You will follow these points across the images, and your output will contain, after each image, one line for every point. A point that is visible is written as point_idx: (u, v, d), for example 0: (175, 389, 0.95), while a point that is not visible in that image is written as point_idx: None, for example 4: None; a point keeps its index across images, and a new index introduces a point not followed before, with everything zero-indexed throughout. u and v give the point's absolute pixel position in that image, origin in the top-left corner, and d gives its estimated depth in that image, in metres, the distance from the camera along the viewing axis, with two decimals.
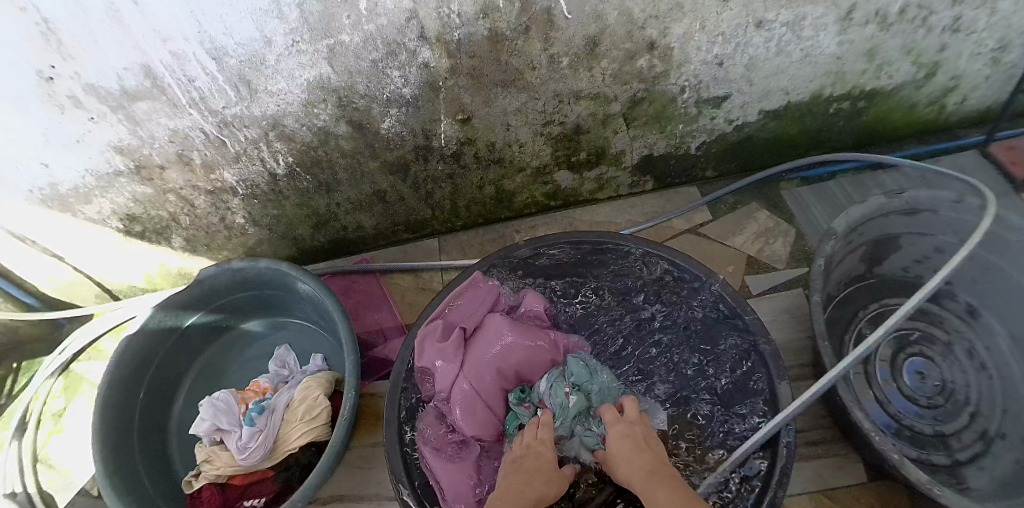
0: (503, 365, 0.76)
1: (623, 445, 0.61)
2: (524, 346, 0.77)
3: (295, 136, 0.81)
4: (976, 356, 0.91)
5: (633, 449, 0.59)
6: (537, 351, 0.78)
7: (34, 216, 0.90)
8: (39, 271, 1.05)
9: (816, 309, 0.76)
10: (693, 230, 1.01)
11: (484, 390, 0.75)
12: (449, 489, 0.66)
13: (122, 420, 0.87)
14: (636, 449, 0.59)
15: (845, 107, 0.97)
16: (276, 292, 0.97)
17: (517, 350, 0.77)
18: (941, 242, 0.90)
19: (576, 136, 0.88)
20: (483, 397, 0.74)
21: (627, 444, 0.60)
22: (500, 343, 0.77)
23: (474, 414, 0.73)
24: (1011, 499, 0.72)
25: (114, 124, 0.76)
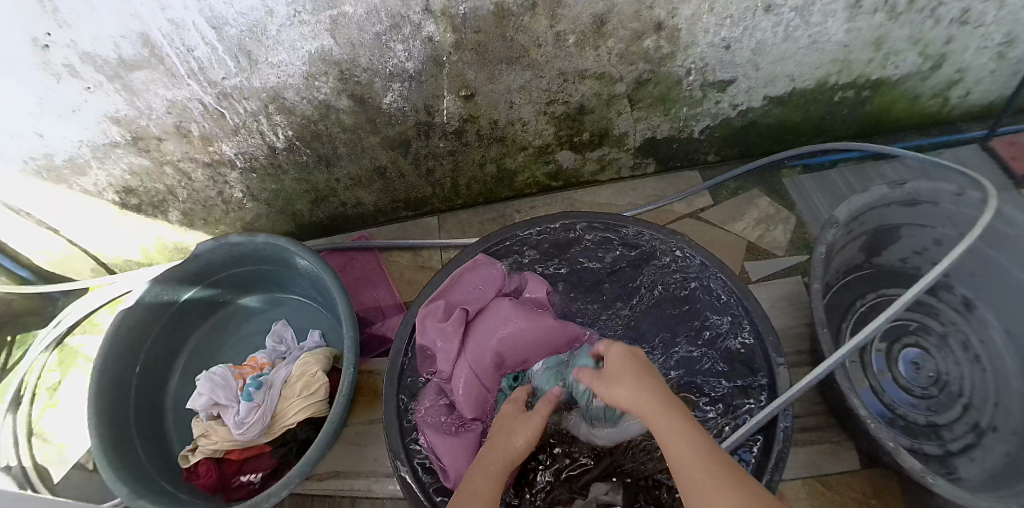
0: (508, 349, 0.75)
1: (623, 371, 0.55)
2: (528, 328, 0.75)
3: (295, 109, 0.79)
4: (971, 349, 0.91)
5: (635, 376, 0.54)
6: (544, 337, 0.76)
7: (27, 187, 0.89)
8: (33, 244, 1.03)
9: (816, 296, 0.76)
10: (694, 214, 1.01)
11: (486, 371, 0.74)
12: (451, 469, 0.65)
13: (117, 396, 0.87)
14: (640, 376, 0.53)
15: (850, 96, 0.97)
16: (274, 268, 0.96)
17: (524, 336, 0.75)
18: (940, 234, 0.90)
19: (579, 117, 0.87)
20: (485, 378, 0.74)
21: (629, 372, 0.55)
22: (506, 328, 0.75)
23: (477, 395, 0.72)
24: (1001, 489, 0.73)
25: (110, 93, 0.74)
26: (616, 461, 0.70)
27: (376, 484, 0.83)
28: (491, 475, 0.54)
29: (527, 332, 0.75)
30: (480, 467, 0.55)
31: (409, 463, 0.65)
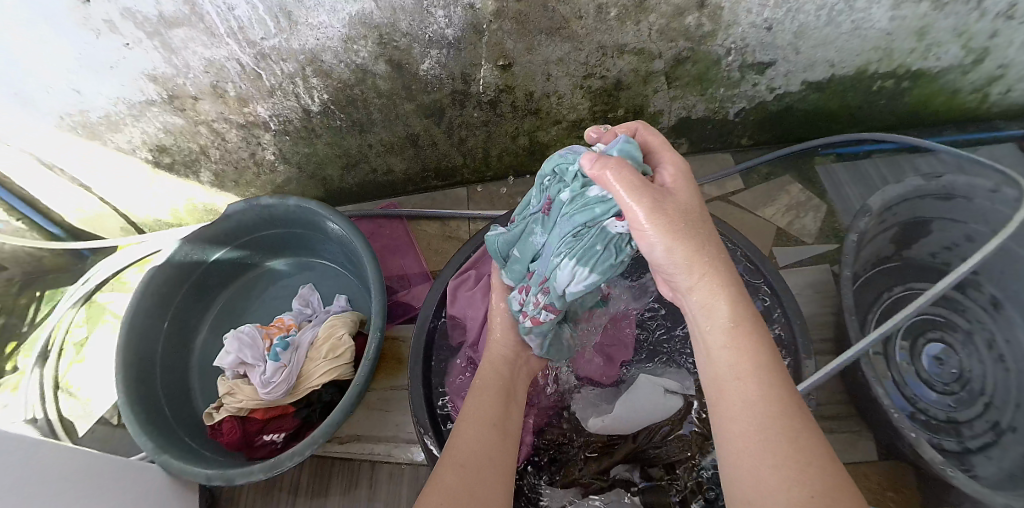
0: None
1: (683, 216, 0.45)
2: None
3: (332, 72, 0.80)
4: (995, 348, 0.87)
5: (697, 226, 0.45)
6: None
7: (64, 143, 0.90)
8: (67, 201, 1.05)
9: (845, 285, 0.76)
10: (724, 197, 1.01)
11: None
12: None
13: (146, 352, 0.89)
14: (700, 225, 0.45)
15: (889, 86, 0.94)
16: (305, 232, 0.97)
17: None
18: (972, 231, 0.87)
19: (616, 92, 0.86)
20: None
21: (692, 221, 0.45)
22: None
23: None
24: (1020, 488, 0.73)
25: (149, 50, 0.74)
26: (639, 447, 0.69)
27: (394, 450, 0.85)
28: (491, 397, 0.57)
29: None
30: (477, 390, 0.58)
31: (435, 431, 0.65)
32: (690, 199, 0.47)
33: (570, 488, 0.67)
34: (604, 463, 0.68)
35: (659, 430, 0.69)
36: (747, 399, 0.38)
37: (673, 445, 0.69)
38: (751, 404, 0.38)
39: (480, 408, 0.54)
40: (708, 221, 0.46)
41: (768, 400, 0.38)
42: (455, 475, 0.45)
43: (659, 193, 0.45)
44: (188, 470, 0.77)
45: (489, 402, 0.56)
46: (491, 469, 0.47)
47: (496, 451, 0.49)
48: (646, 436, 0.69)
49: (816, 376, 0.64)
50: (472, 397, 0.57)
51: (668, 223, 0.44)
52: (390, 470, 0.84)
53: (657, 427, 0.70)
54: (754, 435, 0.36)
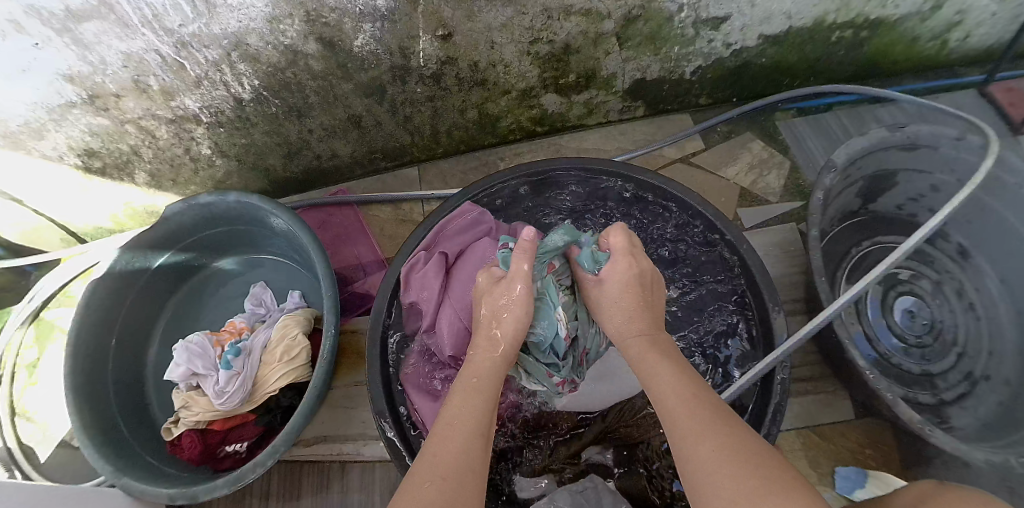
0: None
1: (608, 305, 0.60)
2: None
3: (260, 55, 0.74)
4: (965, 296, 0.88)
5: (620, 311, 0.58)
6: None
7: None
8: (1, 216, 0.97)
9: (813, 244, 0.73)
10: (684, 159, 0.98)
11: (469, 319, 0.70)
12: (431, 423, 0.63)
13: (93, 370, 0.83)
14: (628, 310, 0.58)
15: (848, 36, 0.92)
16: (252, 228, 0.92)
17: None
18: (938, 181, 0.86)
19: (565, 57, 0.82)
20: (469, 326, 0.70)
21: (623, 294, 0.59)
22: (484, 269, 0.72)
23: (460, 343, 0.68)
24: (996, 440, 0.72)
25: (61, 49, 0.67)
26: (610, 425, 0.68)
27: (365, 448, 0.82)
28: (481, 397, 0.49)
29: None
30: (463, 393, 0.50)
31: (394, 418, 0.64)
32: (620, 285, 0.59)
33: (542, 476, 0.66)
34: (575, 445, 0.67)
35: (625, 408, 0.68)
36: (666, 397, 0.44)
37: (644, 423, 0.67)
38: (672, 401, 0.43)
39: (464, 405, 0.48)
40: (637, 309, 0.58)
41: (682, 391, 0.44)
42: (437, 483, 0.39)
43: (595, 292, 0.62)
44: (150, 491, 0.72)
45: (466, 403, 0.48)
46: (471, 477, 0.41)
47: (477, 455, 0.43)
48: (615, 415, 0.68)
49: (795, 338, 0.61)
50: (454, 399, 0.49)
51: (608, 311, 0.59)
52: (362, 466, 0.80)
53: (626, 406, 0.68)
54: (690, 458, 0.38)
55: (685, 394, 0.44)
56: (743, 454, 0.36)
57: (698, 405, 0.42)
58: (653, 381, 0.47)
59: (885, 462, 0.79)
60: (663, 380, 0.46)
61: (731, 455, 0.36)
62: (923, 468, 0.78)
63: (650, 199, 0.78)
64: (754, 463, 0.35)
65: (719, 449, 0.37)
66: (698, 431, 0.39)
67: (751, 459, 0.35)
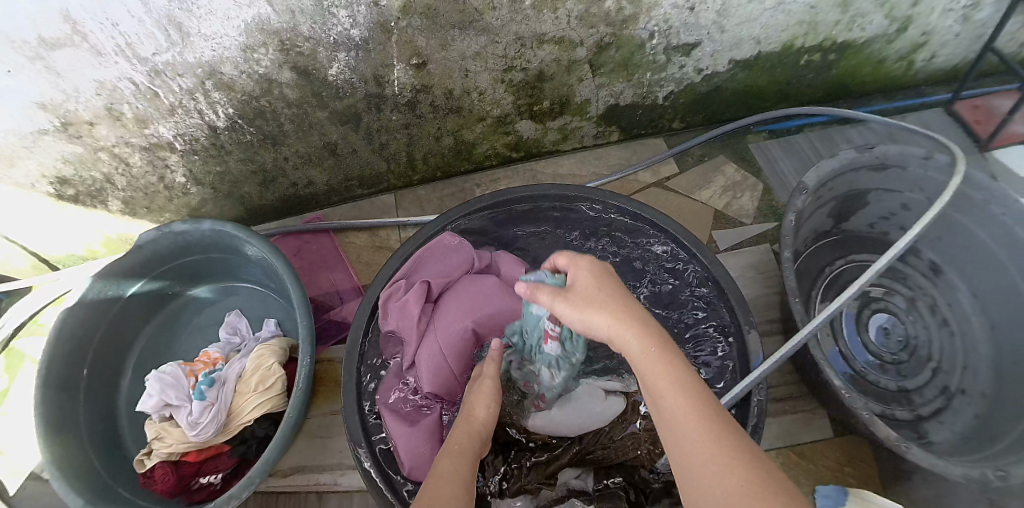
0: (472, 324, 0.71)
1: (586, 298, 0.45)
2: (492, 302, 0.73)
3: (235, 84, 0.73)
4: (939, 311, 0.90)
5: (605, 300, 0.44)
6: (514, 314, 0.73)
7: None
8: None
9: (787, 267, 0.75)
10: (659, 183, 0.99)
11: (448, 352, 0.70)
12: (408, 456, 0.62)
13: (65, 403, 0.81)
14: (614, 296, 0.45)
15: (816, 60, 0.94)
16: (228, 256, 0.91)
17: (483, 310, 0.72)
18: (907, 200, 0.88)
19: (539, 84, 0.83)
20: (448, 359, 0.70)
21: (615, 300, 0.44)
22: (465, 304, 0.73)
23: (439, 376, 0.69)
24: (975, 453, 0.74)
25: (33, 76, 0.66)
26: (586, 448, 0.69)
27: (343, 477, 0.80)
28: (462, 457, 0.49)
29: (491, 299, 0.74)
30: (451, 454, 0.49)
31: (369, 445, 0.63)
32: (593, 275, 0.47)
33: (518, 497, 0.66)
34: (552, 467, 0.67)
35: (602, 433, 0.69)
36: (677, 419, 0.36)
37: (620, 447, 0.68)
38: (681, 421, 0.36)
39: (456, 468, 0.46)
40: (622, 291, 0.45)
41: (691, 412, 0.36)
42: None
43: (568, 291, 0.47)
44: None
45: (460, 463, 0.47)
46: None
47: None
48: (592, 439, 0.69)
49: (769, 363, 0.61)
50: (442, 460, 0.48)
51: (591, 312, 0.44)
52: (339, 499, 0.79)
53: (602, 431, 0.69)
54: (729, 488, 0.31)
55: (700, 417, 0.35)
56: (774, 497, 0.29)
57: (717, 433, 0.34)
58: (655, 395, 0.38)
59: (865, 479, 0.80)
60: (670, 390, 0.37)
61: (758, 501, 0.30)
62: (904, 483, 0.78)
63: (633, 229, 0.79)
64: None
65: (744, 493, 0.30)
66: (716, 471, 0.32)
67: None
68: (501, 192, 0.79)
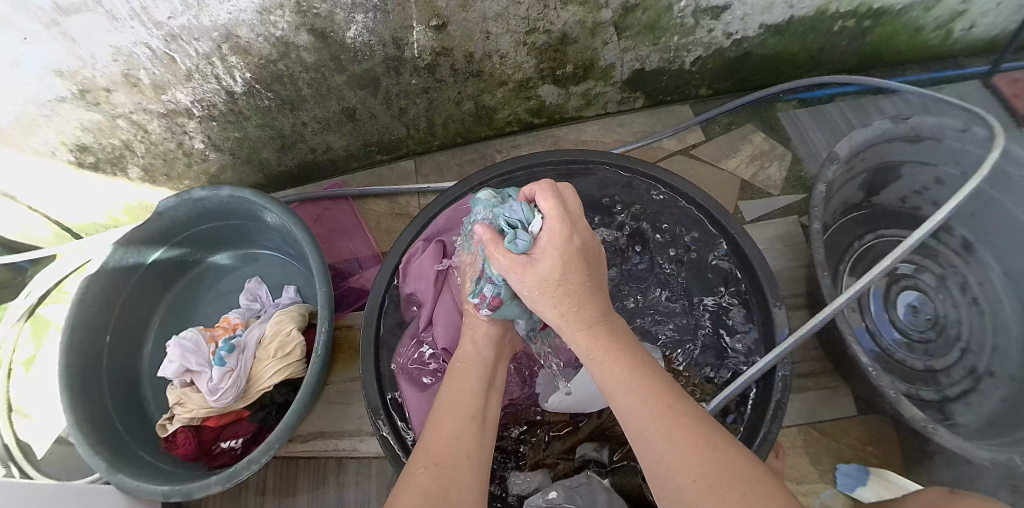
0: None
1: (542, 288, 0.49)
2: None
3: (251, 48, 0.72)
4: (969, 291, 0.87)
5: (559, 292, 0.48)
6: None
7: None
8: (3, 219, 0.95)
9: (816, 238, 0.72)
10: (684, 151, 0.97)
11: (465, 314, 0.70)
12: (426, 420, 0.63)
13: (89, 369, 0.82)
14: (567, 289, 0.48)
15: (850, 26, 0.90)
16: (247, 223, 0.91)
17: None
18: (942, 173, 0.85)
19: (563, 47, 0.81)
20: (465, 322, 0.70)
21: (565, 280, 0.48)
22: None
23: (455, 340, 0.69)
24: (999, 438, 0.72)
25: (50, 43, 0.65)
26: (605, 424, 0.69)
27: (361, 443, 0.81)
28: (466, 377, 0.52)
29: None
30: (457, 372, 0.53)
31: (388, 415, 0.63)
32: (555, 258, 0.48)
33: (536, 471, 0.67)
34: (570, 441, 0.68)
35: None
36: (633, 411, 0.40)
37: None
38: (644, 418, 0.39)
39: (460, 398, 0.48)
40: (577, 279, 0.48)
41: (649, 401, 0.39)
42: (427, 472, 0.39)
43: (523, 268, 0.50)
44: (145, 488, 0.70)
45: (467, 389, 0.50)
46: (471, 463, 0.41)
47: (471, 434, 0.43)
48: (611, 414, 0.69)
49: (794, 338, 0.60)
50: (448, 386, 0.50)
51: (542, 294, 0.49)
52: (357, 464, 0.80)
53: None
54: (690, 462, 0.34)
55: (658, 403, 0.39)
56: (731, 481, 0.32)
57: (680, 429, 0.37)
58: (621, 388, 0.42)
59: (888, 459, 0.79)
60: (632, 379, 0.42)
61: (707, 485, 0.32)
62: (925, 464, 0.77)
63: (661, 199, 0.77)
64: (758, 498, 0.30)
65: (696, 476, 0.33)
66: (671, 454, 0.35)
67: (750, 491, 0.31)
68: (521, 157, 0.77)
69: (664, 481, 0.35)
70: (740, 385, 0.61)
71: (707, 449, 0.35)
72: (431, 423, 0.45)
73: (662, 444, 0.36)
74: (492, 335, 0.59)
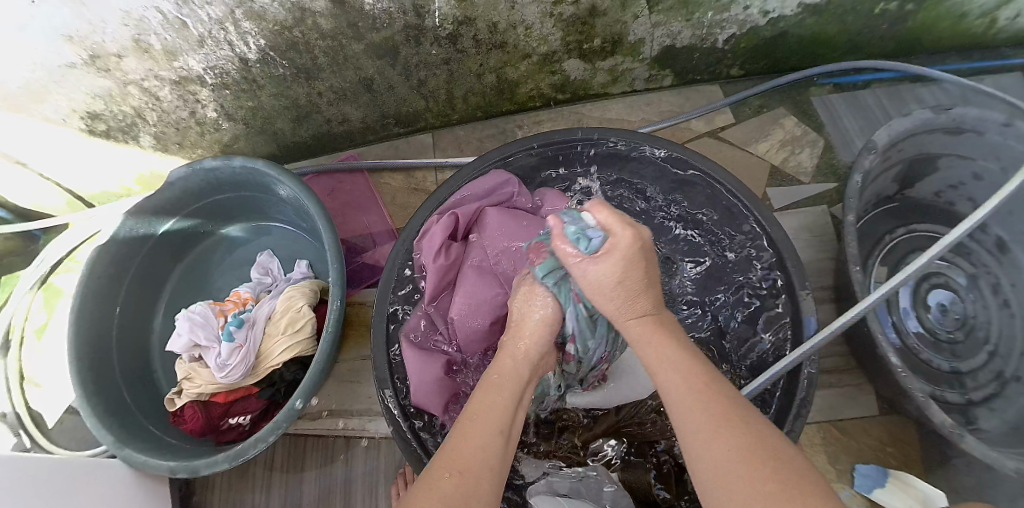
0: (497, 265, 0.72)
1: (615, 285, 0.50)
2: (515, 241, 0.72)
3: (266, 14, 0.69)
4: (1001, 292, 0.82)
5: (636, 287, 0.50)
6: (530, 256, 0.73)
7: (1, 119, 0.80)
8: (22, 189, 0.92)
9: (850, 231, 0.68)
10: (712, 133, 0.95)
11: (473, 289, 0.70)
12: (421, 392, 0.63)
13: (100, 340, 0.81)
14: (626, 285, 0.50)
15: (893, 9, 0.84)
16: (258, 195, 0.89)
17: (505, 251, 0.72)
18: (982, 168, 0.79)
19: (591, 20, 0.77)
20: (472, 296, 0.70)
21: (625, 291, 0.50)
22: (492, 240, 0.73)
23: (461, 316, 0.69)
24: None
25: (58, 6, 0.62)
26: (619, 422, 0.68)
27: (370, 423, 0.80)
28: (501, 391, 0.47)
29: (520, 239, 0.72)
30: (488, 385, 0.48)
31: (395, 389, 0.62)
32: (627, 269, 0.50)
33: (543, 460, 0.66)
34: (582, 436, 0.69)
35: (637, 409, 0.69)
36: (677, 400, 0.40)
37: (657, 421, 0.67)
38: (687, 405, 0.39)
39: (487, 403, 0.45)
40: (638, 285, 0.50)
41: (692, 382, 0.40)
42: (449, 481, 0.35)
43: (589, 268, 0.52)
44: (150, 463, 0.70)
45: (497, 402, 0.45)
46: (494, 475, 0.38)
47: (500, 460, 0.39)
48: (628, 412, 0.69)
49: (812, 344, 0.56)
50: (479, 394, 0.46)
51: (596, 297, 0.52)
52: (366, 445, 0.79)
53: (640, 405, 0.69)
54: (729, 458, 0.33)
55: (700, 389, 0.39)
56: (773, 470, 0.32)
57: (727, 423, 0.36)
58: (664, 371, 0.43)
59: (908, 463, 0.76)
60: (671, 360, 0.43)
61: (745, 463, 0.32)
62: (946, 469, 0.74)
63: (688, 182, 0.72)
64: (792, 491, 0.30)
65: (731, 454, 0.33)
66: (707, 429, 0.36)
67: (786, 479, 0.31)
68: (557, 131, 0.72)
69: (701, 463, 0.35)
70: (762, 380, 0.58)
71: (747, 426, 0.35)
72: (458, 426, 0.42)
73: (706, 415, 0.37)
74: (532, 355, 0.53)
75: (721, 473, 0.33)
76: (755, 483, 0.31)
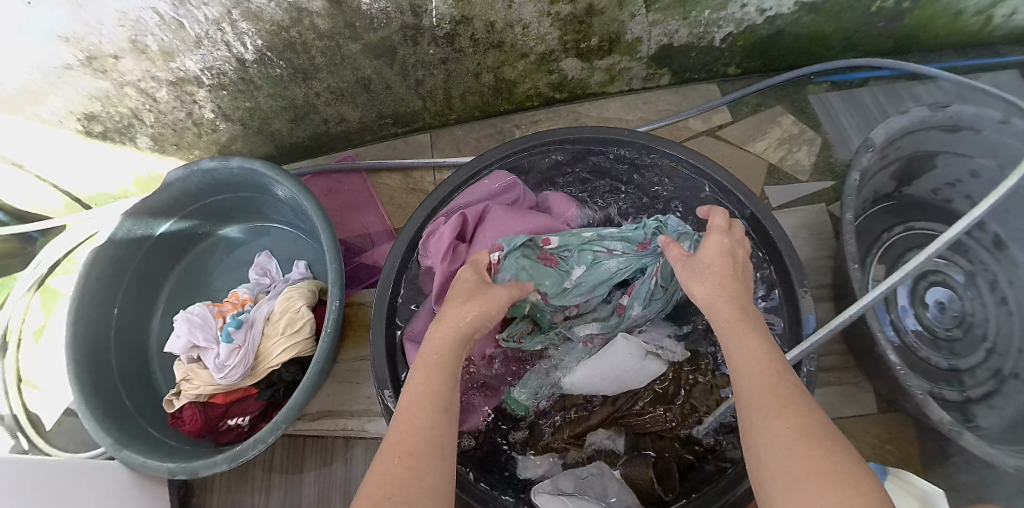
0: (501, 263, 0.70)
1: (723, 275, 0.49)
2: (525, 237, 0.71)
3: (263, 14, 0.68)
4: (999, 290, 0.82)
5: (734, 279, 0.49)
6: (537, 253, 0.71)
7: None
8: (19, 191, 0.92)
9: (848, 229, 0.69)
10: (710, 131, 0.95)
11: None
12: None
13: (98, 342, 0.81)
14: (730, 277, 0.49)
15: (889, 6, 0.84)
16: (257, 196, 0.89)
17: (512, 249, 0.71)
18: (979, 165, 0.80)
19: (588, 18, 0.77)
20: None
21: (722, 279, 0.49)
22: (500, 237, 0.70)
23: None
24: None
25: (53, 7, 0.62)
26: (618, 413, 0.66)
27: (369, 424, 0.80)
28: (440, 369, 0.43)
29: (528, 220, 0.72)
30: (431, 359, 0.44)
31: (395, 389, 0.62)
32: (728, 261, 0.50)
33: (543, 457, 0.67)
34: (580, 427, 0.67)
35: (636, 398, 0.66)
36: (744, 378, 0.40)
37: (658, 413, 0.66)
38: (750, 387, 0.39)
39: (427, 382, 0.42)
40: (741, 281, 0.49)
41: (761, 363, 0.40)
42: (402, 463, 0.35)
43: (693, 260, 0.52)
44: (150, 465, 0.69)
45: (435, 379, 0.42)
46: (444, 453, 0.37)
47: (439, 442, 0.38)
48: (625, 403, 0.66)
49: (806, 346, 0.56)
50: (418, 369, 0.44)
51: (691, 281, 0.50)
52: (366, 445, 0.79)
53: (637, 395, 0.67)
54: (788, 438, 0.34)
55: (767, 370, 0.39)
56: (829, 452, 0.32)
57: (789, 407, 0.36)
58: (735, 348, 0.42)
59: (907, 460, 0.76)
60: (746, 337, 0.43)
61: (803, 439, 0.33)
62: (945, 466, 0.74)
63: (687, 181, 0.73)
64: (848, 473, 0.30)
65: (789, 433, 0.34)
66: (770, 407, 0.36)
67: (843, 460, 0.31)
68: (557, 130, 0.72)
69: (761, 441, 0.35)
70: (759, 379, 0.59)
71: (806, 410, 0.35)
72: (412, 399, 0.41)
73: (766, 397, 0.37)
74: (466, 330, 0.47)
75: (777, 452, 0.33)
76: (811, 461, 0.32)
